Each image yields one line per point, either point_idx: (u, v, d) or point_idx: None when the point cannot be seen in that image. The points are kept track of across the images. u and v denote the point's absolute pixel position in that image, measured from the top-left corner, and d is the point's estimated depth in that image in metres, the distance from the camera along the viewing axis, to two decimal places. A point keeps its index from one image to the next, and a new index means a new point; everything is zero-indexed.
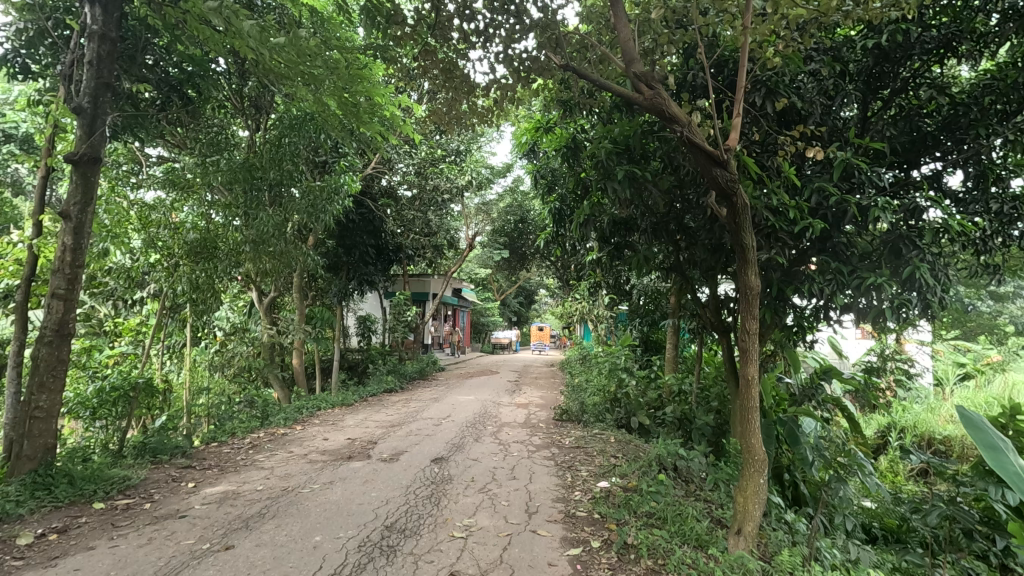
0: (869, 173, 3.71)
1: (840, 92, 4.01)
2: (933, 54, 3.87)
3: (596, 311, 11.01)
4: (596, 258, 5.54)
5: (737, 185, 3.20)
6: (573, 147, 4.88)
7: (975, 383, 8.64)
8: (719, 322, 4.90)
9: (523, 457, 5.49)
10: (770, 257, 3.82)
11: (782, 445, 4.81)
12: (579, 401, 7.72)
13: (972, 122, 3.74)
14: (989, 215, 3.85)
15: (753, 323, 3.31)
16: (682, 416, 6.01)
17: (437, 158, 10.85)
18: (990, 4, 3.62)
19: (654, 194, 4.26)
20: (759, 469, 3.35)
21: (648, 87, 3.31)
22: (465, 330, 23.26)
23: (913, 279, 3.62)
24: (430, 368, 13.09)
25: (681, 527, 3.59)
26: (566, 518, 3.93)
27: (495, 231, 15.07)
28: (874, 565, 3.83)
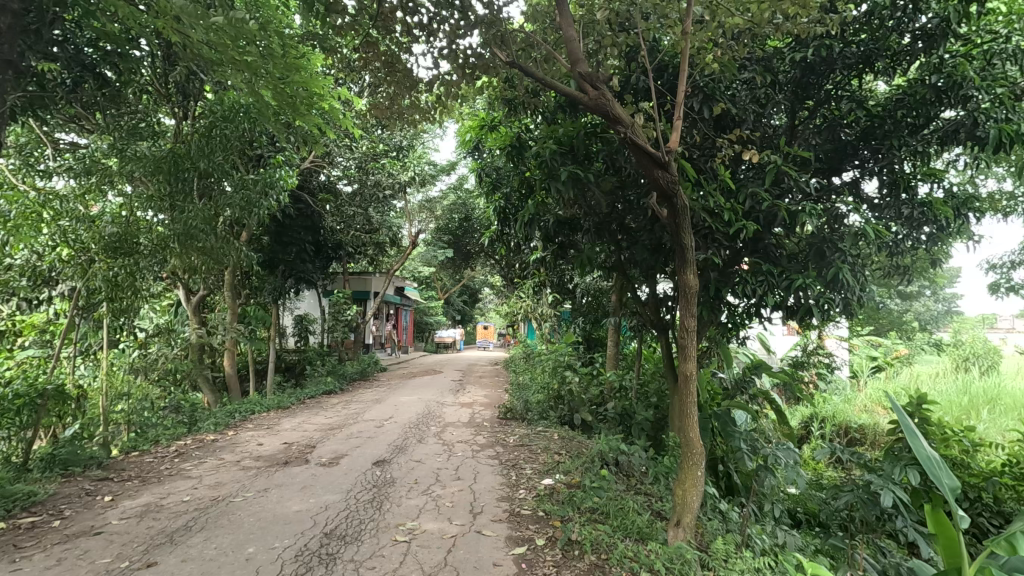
0: (797, 179, 3.93)
1: (770, 101, 4.23)
2: (854, 69, 4.12)
3: (540, 310, 11.11)
4: (541, 257, 5.57)
5: (677, 187, 3.31)
6: (517, 146, 4.89)
7: (886, 374, 9.37)
8: (658, 320, 5.01)
9: (467, 457, 5.44)
10: (707, 257, 3.96)
11: (716, 438, 5.01)
12: (523, 399, 7.76)
13: (887, 134, 4.02)
14: (901, 220, 4.17)
15: (691, 320, 3.43)
16: (623, 411, 6.16)
17: (379, 152, 10.60)
18: (903, 24, 3.87)
19: (597, 194, 4.32)
20: (697, 461, 3.48)
21: (593, 88, 3.35)
22: (407, 331, 22.86)
23: (836, 280, 3.87)
24: (372, 368, 12.77)
25: (623, 521, 3.67)
26: (510, 517, 3.93)
27: (439, 229, 14.94)
28: (799, 549, 4.07)
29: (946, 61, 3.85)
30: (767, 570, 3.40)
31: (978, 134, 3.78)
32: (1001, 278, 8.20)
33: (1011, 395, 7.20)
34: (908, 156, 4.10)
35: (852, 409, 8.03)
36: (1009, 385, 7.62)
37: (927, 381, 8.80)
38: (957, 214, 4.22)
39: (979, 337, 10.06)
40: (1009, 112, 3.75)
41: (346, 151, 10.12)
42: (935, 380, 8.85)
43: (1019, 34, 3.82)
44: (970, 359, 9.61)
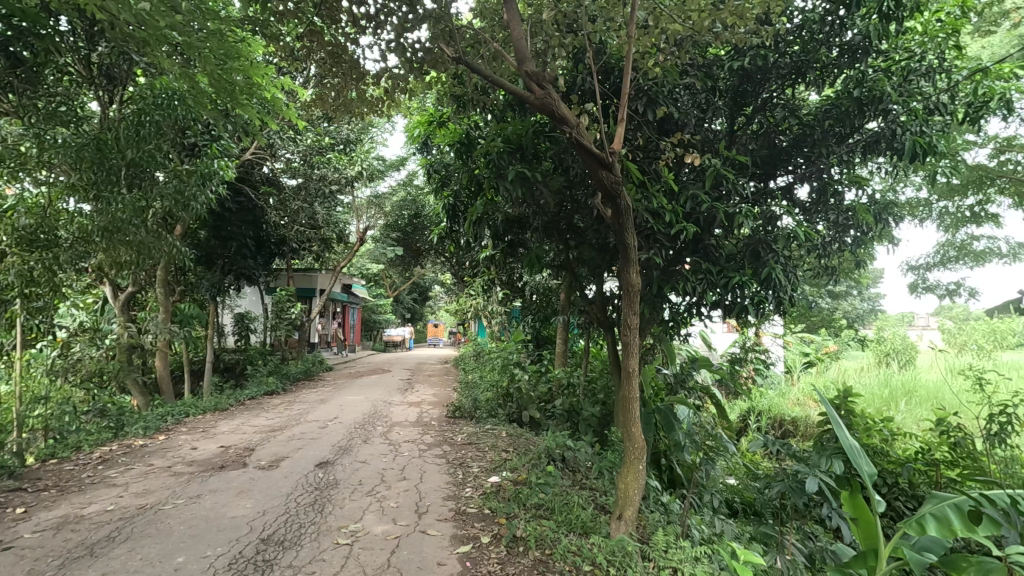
0: (734, 183, 4.08)
1: (711, 106, 4.37)
2: (787, 79, 4.32)
3: (490, 309, 11.09)
4: (490, 255, 5.56)
5: (621, 187, 3.39)
6: (466, 143, 4.88)
7: (816, 370, 9.90)
8: (604, 318, 5.11)
9: (413, 457, 5.38)
10: (650, 257, 4.06)
11: (659, 433, 5.16)
12: (472, 397, 7.74)
13: (816, 141, 4.26)
14: (829, 224, 4.43)
15: (633, 319, 3.56)
16: (570, 408, 6.25)
17: (325, 146, 10.24)
18: (832, 37, 4.08)
19: (544, 193, 4.36)
20: (638, 455, 3.60)
21: (539, 87, 3.38)
22: (355, 330, 22.37)
23: (770, 280, 4.07)
24: (317, 368, 12.39)
25: (567, 516, 3.73)
26: (456, 516, 3.91)
27: (388, 226, 14.65)
28: (735, 537, 4.26)
29: (869, 75, 4.11)
30: (704, 558, 3.53)
31: (896, 144, 4.07)
32: (919, 278, 8.81)
33: (926, 387, 7.76)
34: (835, 164, 4.35)
35: (786, 404, 8.46)
36: (924, 377, 8.21)
37: (853, 376, 9.37)
38: (879, 219, 4.51)
39: (898, 334, 10.81)
40: (923, 126, 4.04)
41: (290, 143, 9.77)
42: (860, 375, 9.43)
43: (931, 53, 4.11)
44: (890, 354, 10.30)
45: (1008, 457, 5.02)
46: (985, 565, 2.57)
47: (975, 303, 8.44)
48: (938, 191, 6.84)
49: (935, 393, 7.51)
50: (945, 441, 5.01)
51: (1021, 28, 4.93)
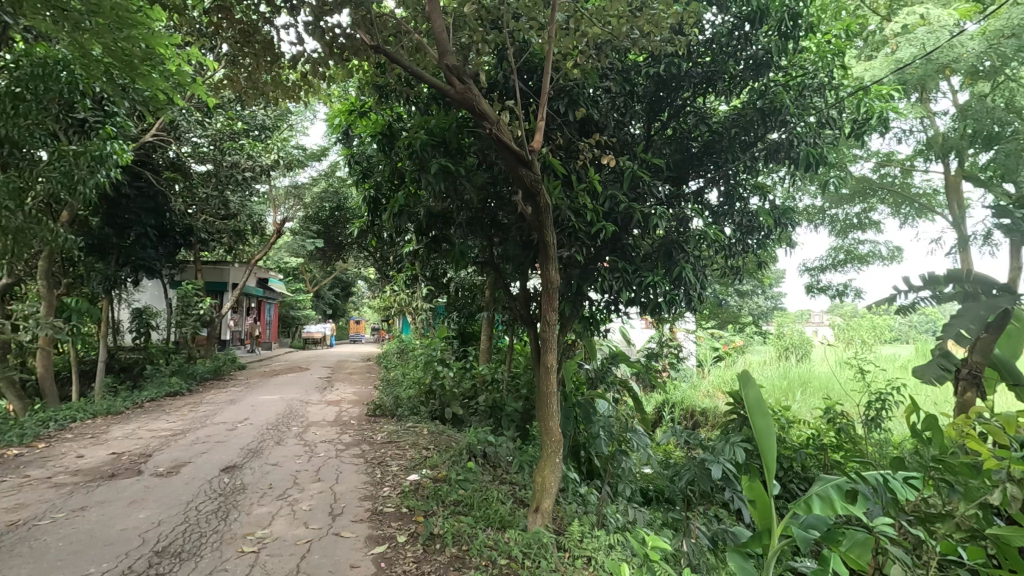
0: (649, 185, 4.26)
1: (629, 109, 4.52)
2: (700, 87, 4.56)
3: (414, 304, 10.90)
4: (414, 251, 5.47)
5: (541, 185, 3.53)
6: (388, 134, 4.74)
7: (725, 363, 10.55)
8: (527, 314, 5.14)
9: (329, 458, 5.20)
10: (570, 254, 4.14)
11: (579, 426, 5.31)
12: (393, 395, 7.59)
13: (724, 149, 4.54)
14: (734, 226, 4.75)
15: (552, 315, 3.71)
16: (493, 404, 6.28)
17: (238, 131, 9.60)
18: (739, 51, 4.36)
19: (467, 189, 4.35)
20: (555, 448, 3.72)
21: (460, 81, 3.41)
22: (271, 327, 21.27)
23: (681, 278, 4.27)
24: (228, 366, 11.66)
25: (485, 510, 3.75)
26: (372, 516, 3.82)
27: (308, 217, 14.03)
28: (646, 524, 4.44)
29: (770, 88, 4.43)
30: (617, 546, 3.68)
31: (793, 154, 4.43)
32: (814, 279, 9.60)
33: (818, 378, 8.48)
34: (740, 171, 4.64)
35: (697, 396, 9.04)
36: (817, 369, 8.95)
37: (756, 369, 10.09)
38: (778, 223, 4.88)
39: (795, 329, 11.73)
40: (815, 138, 4.41)
41: (197, 126, 9.11)
42: (762, 368, 10.13)
43: (822, 71, 4.47)
44: (789, 347, 11.14)
45: (883, 439, 5.59)
46: (854, 536, 2.98)
47: (859, 301, 9.31)
48: (831, 199, 7.47)
49: (826, 383, 8.21)
50: (831, 427, 5.53)
51: (898, 54, 5.48)
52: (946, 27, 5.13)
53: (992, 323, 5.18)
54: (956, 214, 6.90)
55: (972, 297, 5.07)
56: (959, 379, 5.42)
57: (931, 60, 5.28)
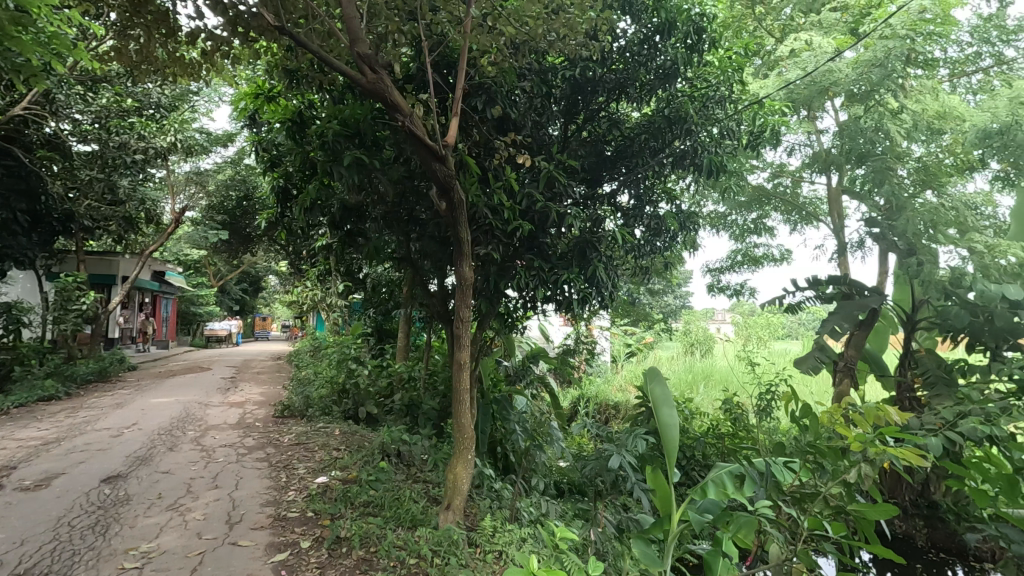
0: (565, 185, 4.36)
1: (546, 111, 4.60)
2: (613, 93, 4.72)
3: (328, 301, 10.48)
4: (327, 245, 5.24)
5: (455, 181, 3.60)
6: (299, 121, 4.48)
7: (636, 358, 11.07)
8: (445, 312, 5.10)
9: (229, 463, 4.88)
10: (487, 252, 4.14)
11: (496, 422, 5.35)
12: (303, 395, 7.25)
13: (635, 154, 4.74)
14: (644, 228, 4.97)
15: (466, 311, 3.75)
16: (410, 402, 6.17)
17: (127, 109, 8.95)
18: (649, 61, 4.56)
19: (382, 182, 4.24)
20: (467, 445, 3.73)
21: (371, 71, 3.37)
22: (168, 324, 19.65)
23: (595, 276, 4.38)
24: (117, 367, 10.63)
25: (397, 510, 3.69)
26: (274, 522, 3.64)
27: (212, 206, 13.10)
28: (558, 515, 4.56)
29: (676, 98, 4.68)
30: (528, 538, 3.75)
31: (697, 161, 4.72)
32: (715, 279, 10.26)
33: (719, 372, 9.09)
34: (650, 175, 4.86)
35: (610, 390, 9.39)
36: (718, 364, 9.58)
37: (665, 364, 10.64)
38: (684, 226, 5.19)
39: (700, 327, 12.47)
40: (716, 148, 4.72)
41: (78, 101, 8.43)
42: (670, 363, 10.70)
43: (723, 85, 4.79)
44: (695, 343, 11.85)
45: (772, 427, 6.09)
46: (738, 520, 3.11)
47: (753, 299, 10.05)
48: (731, 206, 8.02)
49: (726, 377, 8.81)
50: (728, 417, 5.99)
51: (787, 74, 5.99)
52: (825, 54, 5.70)
53: (863, 322, 5.80)
54: (836, 223, 7.63)
55: (849, 297, 5.66)
56: (837, 371, 5.96)
57: (815, 82, 5.82)
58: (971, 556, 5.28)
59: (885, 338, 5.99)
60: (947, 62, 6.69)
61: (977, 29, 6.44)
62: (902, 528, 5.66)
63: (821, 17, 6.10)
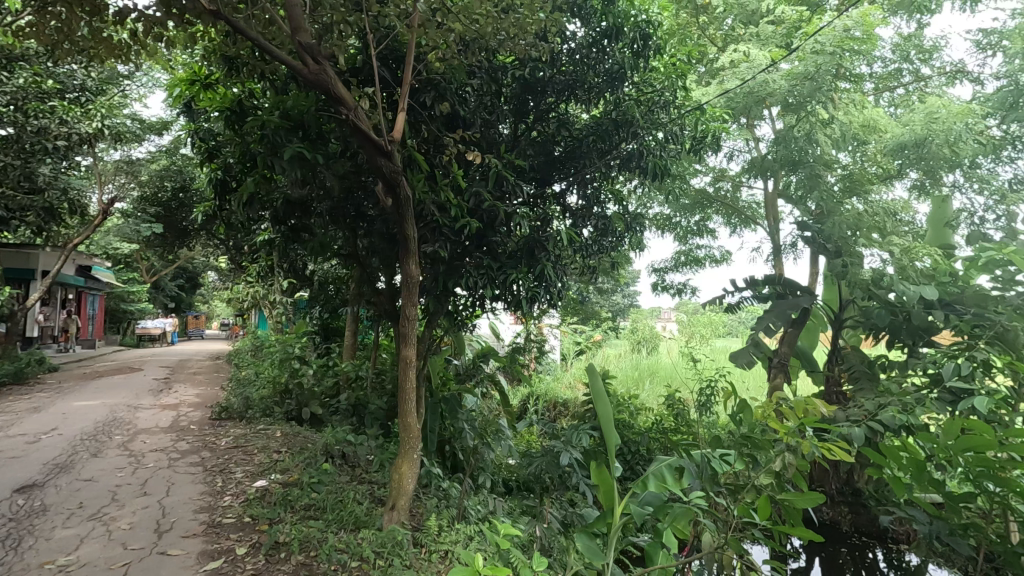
0: (514, 184, 4.38)
1: (496, 109, 4.60)
2: (562, 94, 4.77)
3: (271, 298, 10.12)
4: (269, 240, 5.05)
5: (401, 177, 3.55)
6: (239, 111, 4.28)
7: (585, 356, 11.26)
8: (393, 310, 5.02)
9: (159, 469, 4.63)
10: (434, 249, 4.11)
11: (444, 421, 5.32)
12: (243, 395, 6.96)
13: (584, 155, 4.81)
14: (591, 228, 5.05)
15: (412, 309, 3.72)
16: (356, 402, 6.03)
17: (48, 92, 8.38)
18: (597, 63, 4.64)
19: (326, 177, 4.13)
20: (413, 444, 3.69)
21: (314, 61, 3.28)
22: (94, 322, 18.43)
23: (543, 276, 4.39)
24: (35, 368, 9.88)
25: (339, 513, 3.61)
26: (208, 529, 3.48)
27: (144, 197, 12.38)
28: (506, 512, 4.58)
29: (623, 101, 4.78)
30: (475, 536, 3.75)
31: (642, 164, 4.84)
32: (660, 279, 10.57)
33: (664, 368, 9.37)
34: (598, 176, 4.94)
35: (559, 388, 9.51)
36: (664, 361, 9.88)
37: (612, 361, 10.88)
38: (630, 227, 5.31)
39: (647, 325, 12.82)
40: (660, 152, 4.87)
41: None
42: (618, 360, 10.96)
43: (668, 90, 4.94)
44: (641, 341, 12.15)
45: (712, 421, 6.33)
46: (673, 510, 3.28)
47: (694, 298, 10.42)
48: (675, 208, 8.28)
49: (670, 373, 9.10)
50: (671, 413, 6.18)
51: (726, 82, 6.24)
52: (761, 65, 5.97)
53: (796, 320, 6.11)
54: (772, 226, 8.01)
55: (783, 297, 5.95)
56: (771, 368, 6.31)
57: (752, 92, 6.08)
58: (889, 538, 5.68)
59: (816, 335, 6.32)
60: (873, 77, 7.15)
61: (899, 47, 6.91)
62: (829, 515, 6.00)
63: (759, 29, 6.38)
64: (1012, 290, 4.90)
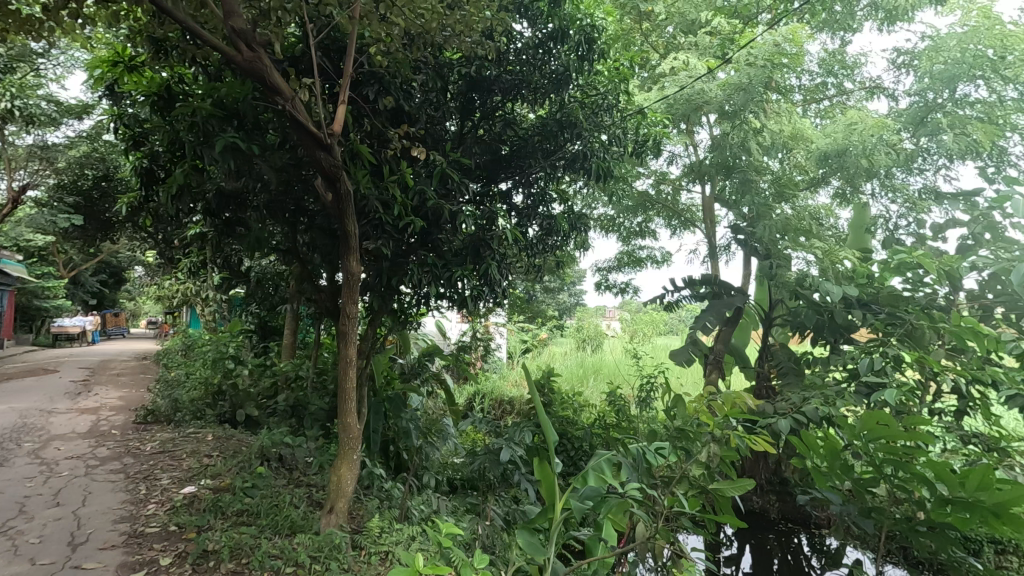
0: (460, 181, 4.35)
1: (441, 106, 4.57)
2: (509, 93, 4.79)
3: (203, 295, 9.63)
4: (200, 234, 4.80)
5: (341, 171, 3.47)
6: (167, 96, 4.03)
7: (531, 355, 11.37)
8: (334, 307, 4.90)
9: (75, 477, 4.32)
10: (377, 246, 4.04)
11: (388, 420, 5.24)
12: (171, 397, 6.59)
13: (530, 155, 4.85)
14: (536, 227, 5.11)
15: (353, 307, 3.64)
16: (295, 403, 5.75)
17: None
18: (544, 64, 4.68)
19: (263, 169, 3.97)
20: (353, 445, 3.62)
21: (248, 48, 3.16)
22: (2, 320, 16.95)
23: (488, 275, 4.34)
24: None
25: (274, 517, 3.49)
26: (128, 540, 3.29)
27: (61, 186, 11.50)
28: (449, 511, 4.56)
29: (568, 103, 4.85)
30: (417, 536, 3.72)
31: (586, 165, 4.93)
32: (603, 278, 10.81)
33: (607, 366, 9.59)
34: (543, 176, 5.00)
35: (505, 386, 9.55)
36: (607, 358, 10.12)
37: (557, 359, 11.03)
38: (574, 227, 5.40)
39: (591, 323, 13.07)
40: (603, 153, 4.97)
41: None
42: (562, 358, 11.11)
43: (611, 94, 5.05)
44: (586, 338, 12.36)
45: (652, 417, 6.54)
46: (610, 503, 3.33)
47: (636, 298, 10.71)
48: (619, 209, 8.49)
49: (613, 370, 9.32)
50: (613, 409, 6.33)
51: (667, 88, 6.44)
52: (699, 73, 6.20)
53: (730, 319, 6.41)
54: (709, 229, 8.35)
55: (718, 297, 6.22)
56: (707, 364, 6.70)
57: (691, 99, 6.30)
58: (812, 523, 6.05)
59: (748, 333, 6.64)
60: (801, 89, 7.56)
61: (825, 61, 7.39)
62: (759, 503, 6.33)
63: (697, 39, 6.62)
64: (920, 291, 5.33)
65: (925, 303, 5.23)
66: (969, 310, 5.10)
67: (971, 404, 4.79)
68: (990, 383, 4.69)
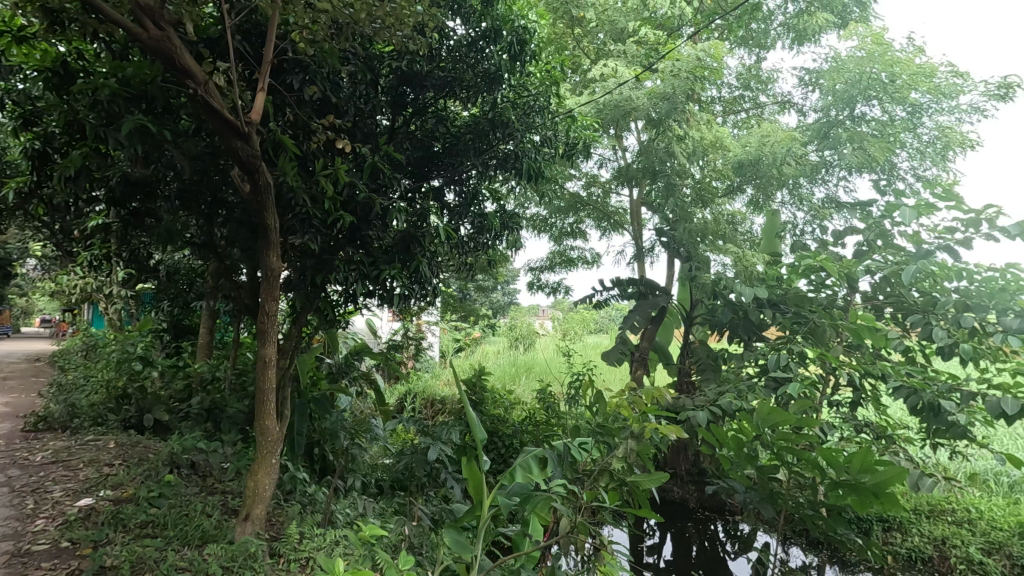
0: (390, 177, 4.25)
1: (371, 99, 4.46)
2: (440, 90, 4.75)
3: (107, 291, 8.87)
4: (102, 225, 4.41)
5: (261, 162, 3.33)
6: (64, 73, 3.69)
7: (463, 353, 11.30)
8: (254, 305, 4.68)
9: None
10: (302, 241, 3.89)
11: (313, 422, 5.05)
12: (68, 402, 6.03)
13: (462, 153, 4.83)
14: (468, 225, 5.09)
15: (273, 306, 3.49)
16: (210, 406, 5.39)
17: None
18: (476, 63, 4.68)
19: (174, 157, 3.72)
20: (271, 449, 3.48)
21: (156, 27, 2.97)
22: None
23: (417, 271, 4.29)
24: None
25: (183, 528, 3.30)
26: (10, 560, 2.98)
27: None
28: (376, 514, 4.46)
29: (500, 103, 4.87)
30: (341, 540, 3.62)
31: (517, 166, 4.96)
32: (535, 278, 10.96)
33: (538, 364, 9.72)
34: (475, 173, 4.98)
35: (436, 385, 9.45)
36: (539, 357, 10.25)
37: (490, 358, 11.04)
38: (506, 226, 5.42)
39: (524, 322, 13.19)
40: (534, 154, 5.02)
41: None
42: (495, 357, 11.17)
43: (542, 96, 5.11)
44: (518, 337, 12.46)
45: (581, 413, 6.70)
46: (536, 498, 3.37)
47: (567, 297, 10.94)
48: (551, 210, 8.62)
49: (544, 369, 9.46)
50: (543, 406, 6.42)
51: (597, 94, 6.61)
52: (627, 80, 6.41)
53: (654, 317, 6.68)
54: (636, 231, 8.66)
55: (644, 296, 6.47)
56: (633, 361, 6.93)
57: (619, 105, 6.51)
58: (727, 511, 6.42)
59: (671, 331, 6.95)
60: (721, 100, 7.97)
61: (742, 75, 7.88)
62: (679, 493, 6.65)
63: (626, 48, 6.84)
64: (822, 292, 5.80)
65: (826, 303, 5.69)
66: (864, 309, 5.56)
67: (863, 396, 5.26)
68: (879, 376, 5.16)
